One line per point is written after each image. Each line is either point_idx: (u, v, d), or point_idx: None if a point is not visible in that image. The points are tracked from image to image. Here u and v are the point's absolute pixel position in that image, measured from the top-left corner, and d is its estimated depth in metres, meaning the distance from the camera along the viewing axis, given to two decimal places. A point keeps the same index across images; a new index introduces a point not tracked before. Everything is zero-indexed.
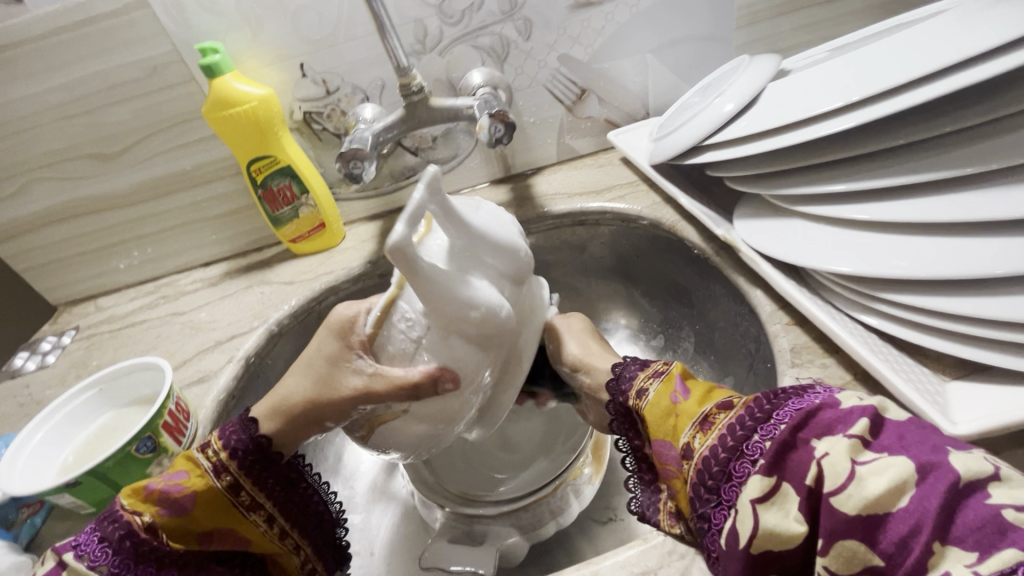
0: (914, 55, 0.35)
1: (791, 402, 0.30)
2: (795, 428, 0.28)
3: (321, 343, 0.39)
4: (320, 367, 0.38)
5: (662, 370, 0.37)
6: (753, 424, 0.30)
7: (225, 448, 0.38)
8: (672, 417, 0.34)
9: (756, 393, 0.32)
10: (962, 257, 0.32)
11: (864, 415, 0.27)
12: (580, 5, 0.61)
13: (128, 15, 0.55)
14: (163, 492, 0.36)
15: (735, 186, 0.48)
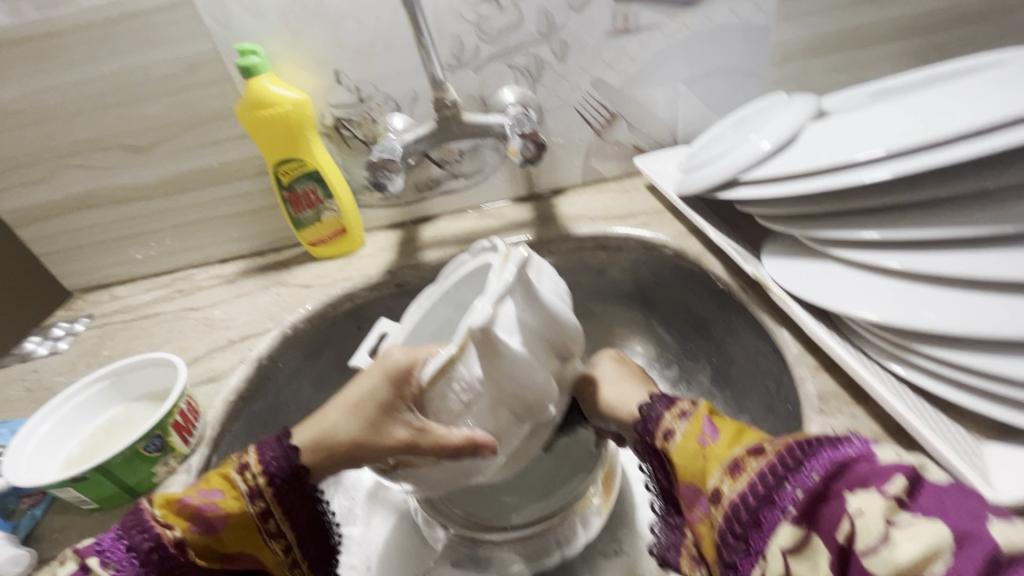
0: (962, 108, 0.34)
1: (824, 450, 0.29)
2: (827, 481, 0.27)
3: (368, 382, 0.37)
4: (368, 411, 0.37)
5: (688, 410, 0.36)
6: (783, 471, 0.29)
7: (264, 474, 0.36)
8: (700, 459, 0.33)
9: (790, 439, 0.30)
10: (1004, 314, 0.31)
11: (901, 473, 0.26)
12: (617, 31, 0.61)
13: (172, 12, 0.56)
14: (198, 510, 0.35)
15: (766, 224, 0.48)
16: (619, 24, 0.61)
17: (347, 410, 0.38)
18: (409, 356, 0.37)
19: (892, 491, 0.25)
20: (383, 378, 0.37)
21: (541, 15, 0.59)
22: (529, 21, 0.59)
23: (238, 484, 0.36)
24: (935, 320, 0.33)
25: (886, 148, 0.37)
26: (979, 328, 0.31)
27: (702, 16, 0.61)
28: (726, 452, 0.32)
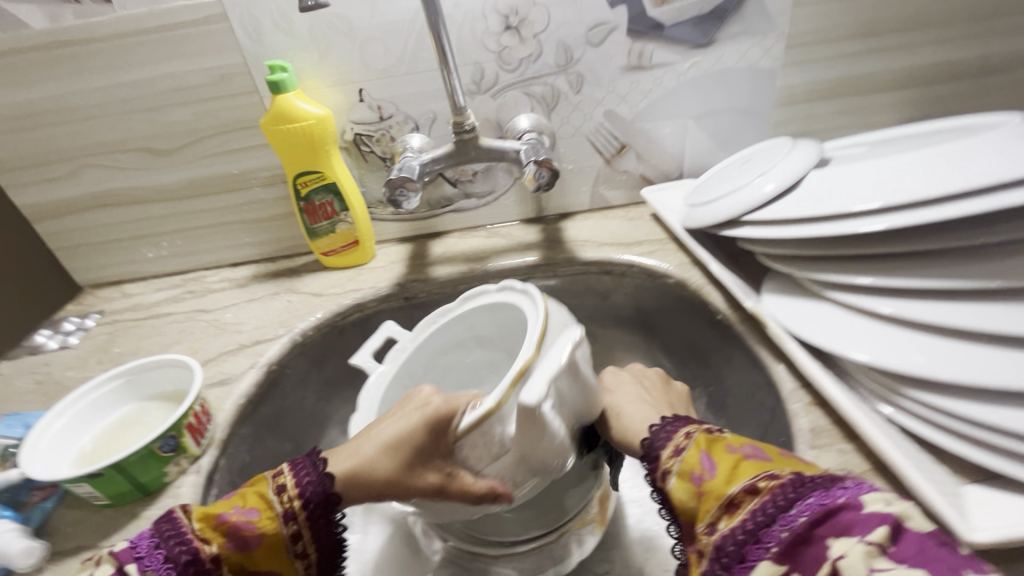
0: (954, 170, 0.37)
1: (812, 493, 0.30)
2: (813, 525, 0.29)
3: (407, 422, 0.39)
4: (405, 452, 0.38)
5: (683, 446, 0.37)
6: (771, 513, 0.30)
7: (299, 498, 0.37)
8: (697, 498, 0.35)
9: (782, 479, 0.31)
10: (987, 364, 0.33)
11: (884, 523, 0.27)
12: (631, 68, 0.64)
13: (206, 26, 0.58)
14: (234, 527, 0.36)
15: (768, 262, 0.51)
16: (633, 61, 0.63)
17: (385, 448, 0.38)
18: (450, 401, 0.38)
19: (874, 539, 0.27)
20: (422, 420, 0.38)
21: (559, 48, 0.62)
22: (548, 53, 0.62)
23: (274, 505, 0.38)
24: (924, 366, 0.36)
25: (883, 202, 0.39)
26: (965, 376, 0.34)
27: (713, 58, 0.64)
28: (722, 490, 0.33)
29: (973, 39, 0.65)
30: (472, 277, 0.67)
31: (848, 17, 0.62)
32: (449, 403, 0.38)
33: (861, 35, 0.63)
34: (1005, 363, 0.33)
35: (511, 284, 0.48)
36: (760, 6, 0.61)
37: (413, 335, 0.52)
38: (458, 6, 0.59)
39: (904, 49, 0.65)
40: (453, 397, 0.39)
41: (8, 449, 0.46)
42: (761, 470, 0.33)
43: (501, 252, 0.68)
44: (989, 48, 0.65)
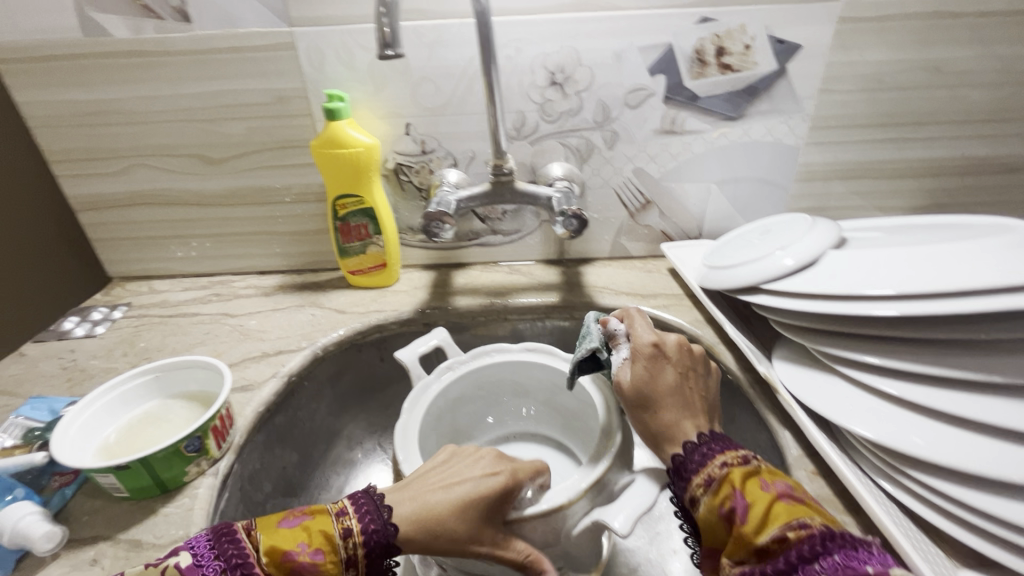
0: (963, 268, 0.40)
1: (839, 553, 0.31)
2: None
3: (475, 483, 0.40)
4: (468, 513, 0.39)
5: (715, 477, 0.38)
6: (794, 564, 0.32)
7: (363, 543, 0.38)
8: (725, 531, 0.37)
9: (810, 530, 0.33)
10: (988, 455, 0.35)
11: None
12: (663, 131, 0.68)
13: (275, 52, 0.62)
14: (299, 567, 0.36)
15: (781, 330, 0.53)
16: (666, 125, 0.67)
17: (449, 502, 0.39)
18: (520, 473, 0.41)
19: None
20: (492, 484, 0.40)
21: (599, 107, 0.66)
22: (588, 110, 0.66)
23: (339, 548, 0.37)
24: (921, 445, 0.38)
25: (895, 289, 0.42)
26: (965, 464, 0.35)
27: (741, 130, 0.68)
28: (754, 534, 0.34)
29: (986, 139, 0.69)
30: (492, 310, 0.69)
31: (870, 107, 0.66)
32: (519, 475, 0.41)
33: (880, 124, 0.68)
34: (1010, 456, 0.35)
35: None
36: (789, 89, 0.65)
37: (465, 360, 0.56)
38: (509, 59, 0.63)
39: (920, 141, 0.69)
40: (522, 469, 0.42)
41: (34, 431, 0.48)
42: (796, 520, 0.34)
43: (522, 289, 0.71)
44: (1001, 148, 0.69)
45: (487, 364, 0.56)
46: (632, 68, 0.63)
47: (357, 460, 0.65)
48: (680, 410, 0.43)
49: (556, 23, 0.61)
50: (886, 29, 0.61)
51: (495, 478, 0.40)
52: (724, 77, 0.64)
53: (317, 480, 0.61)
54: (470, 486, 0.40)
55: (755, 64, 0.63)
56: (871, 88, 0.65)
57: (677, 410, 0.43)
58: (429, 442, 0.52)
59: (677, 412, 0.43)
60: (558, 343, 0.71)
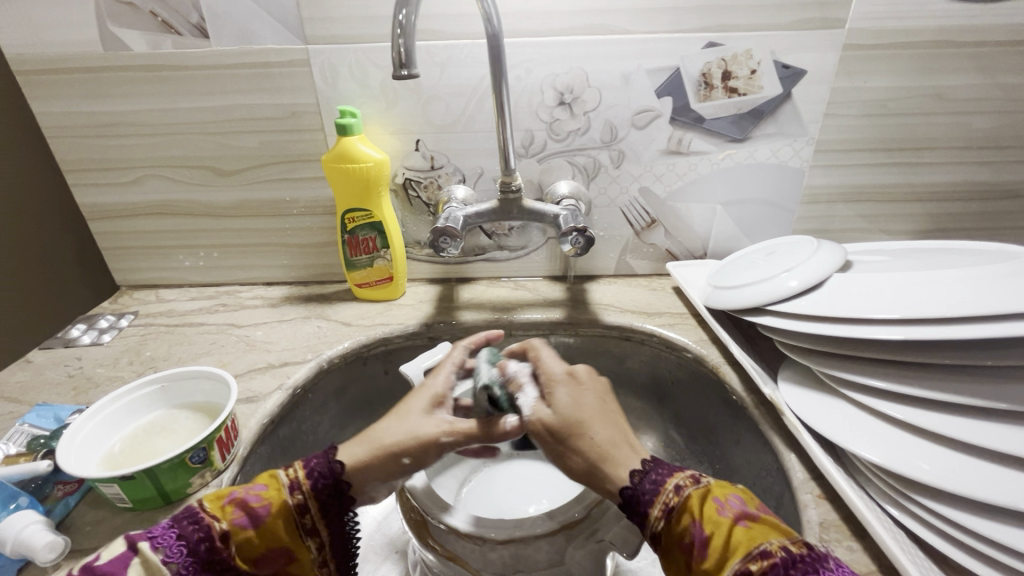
0: (969, 295, 0.41)
1: None
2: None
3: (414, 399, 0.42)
4: (415, 420, 0.40)
5: (672, 507, 0.36)
6: None
7: (304, 468, 0.39)
8: (690, 567, 0.34)
9: (771, 560, 0.31)
10: (998, 484, 0.35)
11: None
12: (670, 152, 0.68)
13: (290, 68, 0.63)
14: (244, 502, 0.37)
15: (786, 351, 0.53)
16: (672, 146, 0.68)
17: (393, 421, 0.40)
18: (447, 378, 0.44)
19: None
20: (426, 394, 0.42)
21: (606, 126, 0.67)
22: (595, 130, 0.67)
23: (282, 477, 0.39)
24: (929, 471, 0.38)
25: (901, 313, 0.42)
26: (974, 491, 0.35)
27: (747, 152, 0.68)
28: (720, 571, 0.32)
29: (990, 165, 0.69)
30: (497, 326, 0.69)
31: (874, 131, 0.67)
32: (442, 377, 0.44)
33: (885, 149, 0.68)
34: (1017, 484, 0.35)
35: None
36: (795, 112, 0.66)
37: None
38: (519, 79, 0.64)
39: (924, 165, 0.70)
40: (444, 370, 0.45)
41: (38, 439, 0.48)
42: (755, 548, 0.32)
43: (528, 305, 0.71)
44: (1004, 174, 0.70)
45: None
46: (639, 90, 0.64)
47: None
48: (608, 433, 0.39)
49: (566, 45, 0.62)
50: (891, 56, 0.62)
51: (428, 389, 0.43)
52: (731, 99, 0.65)
53: None
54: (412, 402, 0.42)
55: (761, 88, 0.64)
56: (875, 113, 0.66)
57: (606, 434, 0.39)
58: None
59: (609, 433, 0.39)
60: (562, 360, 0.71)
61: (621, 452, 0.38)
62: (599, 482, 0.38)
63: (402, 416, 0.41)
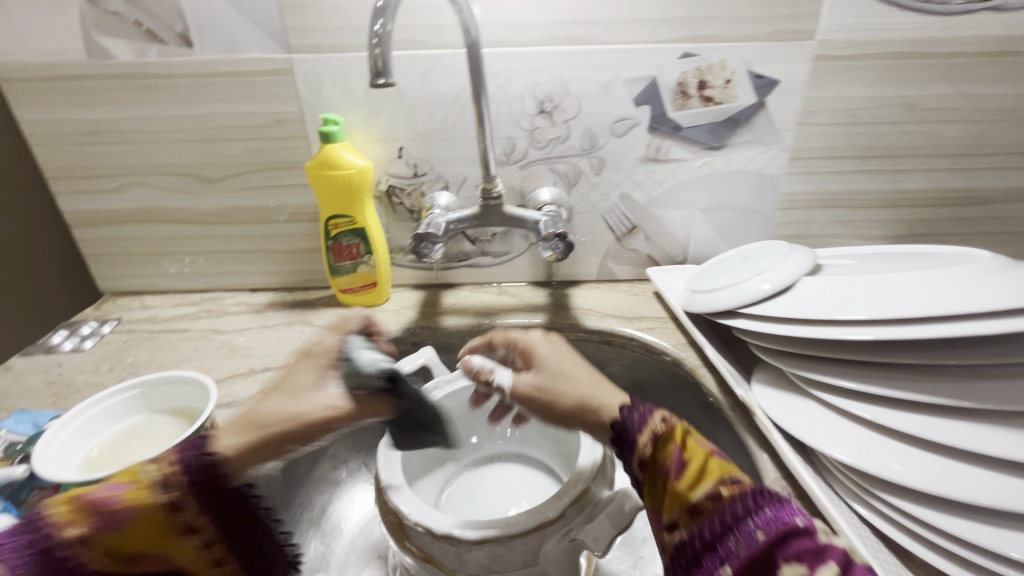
0: (931, 296, 0.42)
1: (771, 508, 0.33)
2: (768, 546, 0.31)
3: (302, 376, 0.42)
4: (302, 399, 0.40)
5: (659, 433, 0.38)
6: (728, 520, 0.33)
7: (171, 465, 0.38)
8: (663, 490, 0.36)
9: (745, 488, 0.34)
10: (960, 481, 0.37)
11: (835, 561, 0.30)
12: (649, 159, 0.70)
13: (274, 77, 0.64)
14: (97, 504, 0.36)
15: (759, 353, 0.54)
16: (651, 153, 0.69)
17: (279, 404, 0.40)
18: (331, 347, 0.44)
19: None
20: (315, 369, 0.42)
21: (586, 134, 0.68)
22: (575, 137, 0.68)
23: (141, 476, 0.38)
24: (900, 471, 0.39)
25: (867, 314, 0.43)
26: (939, 489, 0.37)
27: (724, 159, 0.70)
28: (694, 491, 0.35)
29: (960, 172, 0.71)
30: (479, 330, 0.70)
31: (847, 139, 0.69)
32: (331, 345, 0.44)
33: (858, 156, 0.70)
34: (975, 480, 0.37)
35: None
36: (769, 121, 0.68)
37: (452, 378, 0.57)
38: (500, 88, 0.65)
39: (897, 173, 0.71)
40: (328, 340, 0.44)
41: (15, 445, 0.48)
42: (729, 476, 0.35)
43: (510, 310, 0.72)
44: (972, 182, 0.72)
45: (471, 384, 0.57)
46: (618, 99, 0.66)
47: (341, 478, 0.67)
48: (593, 374, 0.43)
49: (545, 54, 0.63)
50: (860, 67, 0.64)
51: (315, 364, 0.43)
52: (707, 108, 0.67)
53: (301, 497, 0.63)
54: (298, 380, 0.42)
55: (736, 97, 0.66)
56: (847, 121, 0.68)
57: (589, 375, 0.43)
58: (412, 458, 0.54)
59: (593, 375, 0.43)
60: None
61: (606, 390, 0.42)
62: (587, 417, 0.41)
63: (289, 394, 0.41)
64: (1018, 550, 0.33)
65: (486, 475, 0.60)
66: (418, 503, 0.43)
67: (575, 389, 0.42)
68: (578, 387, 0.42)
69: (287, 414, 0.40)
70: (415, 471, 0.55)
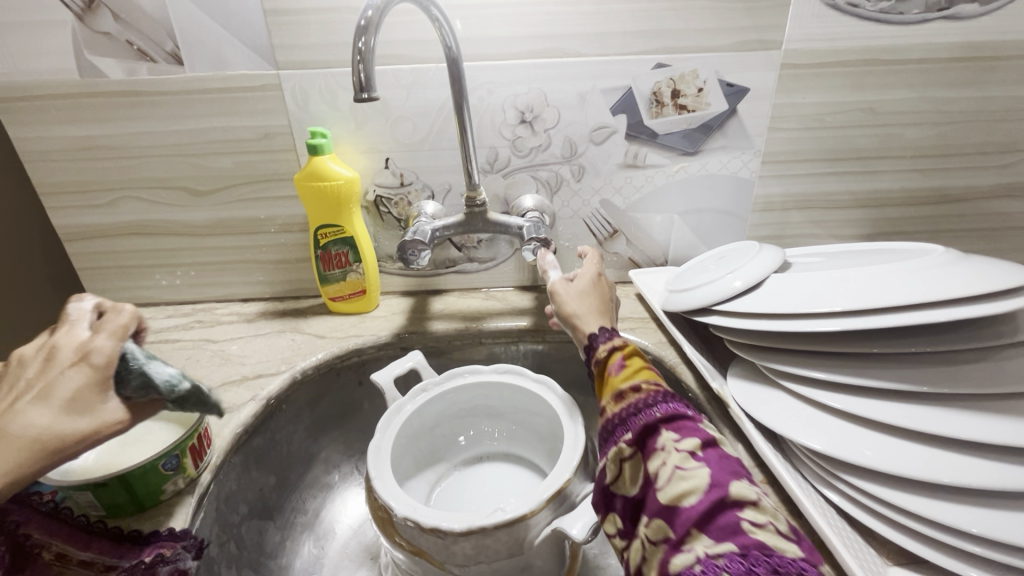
0: (889, 288, 0.44)
1: (672, 402, 0.42)
2: (658, 422, 0.41)
3: (65, 379, 0.36)
4: (71, 412, 0.35)
5: (615, 343, 0.48)
6: (639, 404, 0.42)
7: None
8: (605, 382, 0.46)
9: (661, 387, 0.43)
10: (919, 462, 0.39)
11: (702, 438, 0.39)
12: (627, 165, 0.72)
13: (262, 92, 0.66)
14: None
15: (733, 348, 0.56)
16: (629, 160, 0.72)
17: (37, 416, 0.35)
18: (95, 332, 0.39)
19: (688, 445, 0.39)
20: (88, 369, 0.36)
21: (566, 142, 0.71)
22: (556, 146, 0.71)
23: None
24: (867, 455, 0.41)
25: (831, 307, 0.46)
26: (901, 469, 0.39)
27: (699, 164, 0.73)
28: (623, 381, 0.44)
29: (925, 172, 0.75)
30: (467, 334, 0.72)
31: (817, 143, 0.72)
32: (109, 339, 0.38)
33: (828, 159, 0.73)
34: (933, 460, 0.39)
35: (549, 384, 0.57)
36: (741, 126, 0.70)
37: (438, 381, 0.59)
38: (482, 100, 0.68)
39: (865, 174, 0.75)
40: (108, 326, 0.39)
41: None
42: (655, 380, 0.44)
43: (497, 314, 0.74)
44: (938, 181, 0.75)
45: (460, 385, 0.59)
46: (595, 108, 0.69)
47: (334, 482, 0.68)
48: (596, 306, 0.53)
49: (524, 67, 0.66)
50: (825, 75, 0.67)
51: (88, 362, 0.37)
52: (681, 116, 0.70)
53: (295, 502, 0.64)
54: (64, 385, 0.36)
55: (709, 104, 0.69)
56: (815, 126, 0.71)
57: (592, 305, 0.53)
58: (402, 460, 0.55)
59: (595, 305, 0.53)
60: (531, 366, 0.74)
61: (599, 319, 0.52)
62: (575, 331, 0.52)
63: (49, 404, 0.35)
64: (978, 525, 0.35)
65: (475, 474, 0.62)
66: (405, 498, 0.45)
67: (576, 310, 0.53)
68: (578, 308, 0.53)
69: (43, 431, 0.34)
70: (406, 472, 0.56)
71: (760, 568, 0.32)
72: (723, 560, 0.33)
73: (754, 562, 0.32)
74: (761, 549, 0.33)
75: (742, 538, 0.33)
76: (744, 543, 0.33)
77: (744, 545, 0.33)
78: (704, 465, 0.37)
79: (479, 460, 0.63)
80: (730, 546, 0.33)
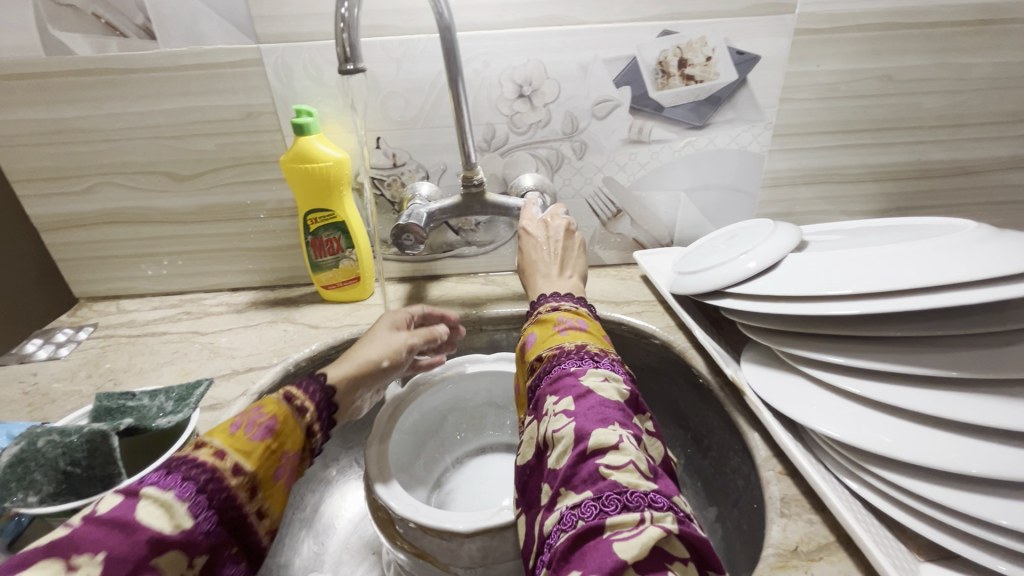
0: (917, 268, 0.41)
1: (563, 364, 0.42)
2: (544, 389, 0.41)
3: (381, 324, 0.52)
4: (386, 335, 0.51)
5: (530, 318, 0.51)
6: (536, 378, 0.43)
7: None
8: (522, 357, 0.49)
9: (559, 351, 0.43)
10: (951, 451, 0.36)
11: (571, 394, 0.38)
12: (630, 141, 0.69)
13: (243, 68, 0.62)
14: (252, 421, 0.38)
15: (747, 332, 0.54)
16: (633, 135, 0.68)
17: (369, 337, 0.50)
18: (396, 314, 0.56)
19: (563, 405, 0.38)
20: (396, 316, 0.53)
21: (567, 118, 0.67)
22: (556, 121, 0.67)
23: None
24: (888, 444, 0.38)
25: (853, 289, 0.43)
26: (930, 460, 0.36)
27: (707, 138, 0.69)
28: (535, 351, 0.46)
29: (941, 143, 0.71)
30: (467, 321, 0.69)
31: (829, 114, 0.68)
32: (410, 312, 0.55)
33: (841, 131, 0.70)
34: (967, 450, 0.36)
35: None
36: (751, 98, 0.67)
37: (440, 371, 0.57)
38: (477, 73, 0.64)
39: (879, 146, 0.71)
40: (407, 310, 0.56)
41: None
42: (560, 340, 0.45)
43: (497, 299, 0.71)
44: (956, 152, 0.72)
45: (461, 375, 0.57)
46: (598, 80, 0.65)
47: (332, 477, 0.66)
48: (550, 259, 0.57)
49: (522, 37, 0.62)
50: (840, 40, 0.63)
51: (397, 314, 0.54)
52: (688, 87, 0.66)
53: (293, 498, 0.61)
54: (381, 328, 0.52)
55: (717, 74, 0.65)
56: (829, 96, 0.67)
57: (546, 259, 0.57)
58: (403, 456, 0.53)
59: (550, 255, 0.57)
60: None
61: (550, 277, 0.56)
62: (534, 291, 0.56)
63: (372, 337, 0.50)
64: (1006, 516, 0.32)
65: (478, 468, 0.60)
66: (400, 498, 0.43)
67: (535, 262, 0.58)
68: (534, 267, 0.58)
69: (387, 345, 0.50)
70: (405, 469, 0.54)
71: (609, 508, 0.31)
72: (579, 509, 0.32)
73: (606, 503, 0.31)
74: (614, 489, 0.31)
75: (598, 484, 0.32)
76: (598, 488, 0.32)
77: (599, 491, 0.32)
78: (572, 421, 0.36)
79: (480, 452, 0.62)
80: (583, 494, 0.32)
